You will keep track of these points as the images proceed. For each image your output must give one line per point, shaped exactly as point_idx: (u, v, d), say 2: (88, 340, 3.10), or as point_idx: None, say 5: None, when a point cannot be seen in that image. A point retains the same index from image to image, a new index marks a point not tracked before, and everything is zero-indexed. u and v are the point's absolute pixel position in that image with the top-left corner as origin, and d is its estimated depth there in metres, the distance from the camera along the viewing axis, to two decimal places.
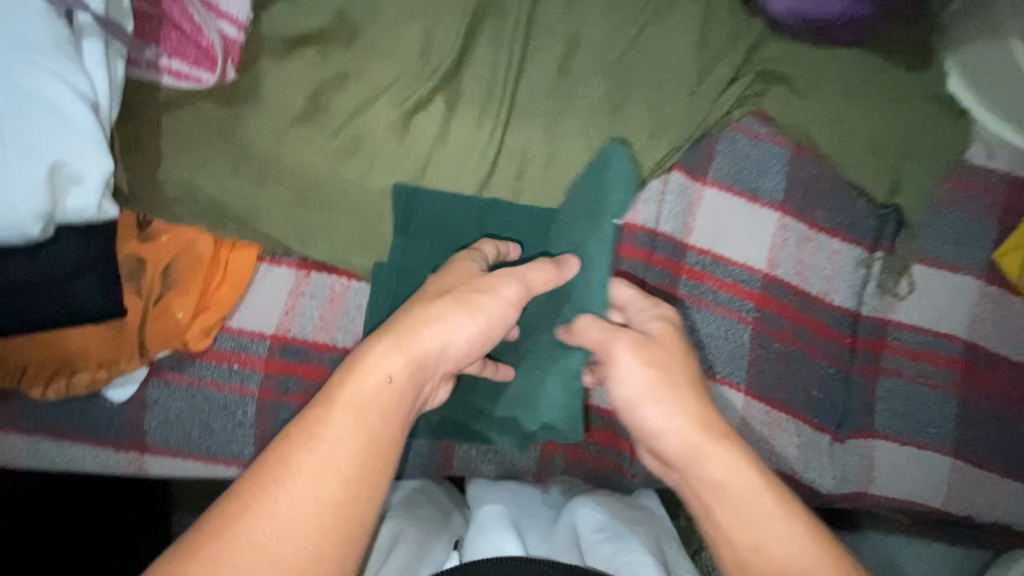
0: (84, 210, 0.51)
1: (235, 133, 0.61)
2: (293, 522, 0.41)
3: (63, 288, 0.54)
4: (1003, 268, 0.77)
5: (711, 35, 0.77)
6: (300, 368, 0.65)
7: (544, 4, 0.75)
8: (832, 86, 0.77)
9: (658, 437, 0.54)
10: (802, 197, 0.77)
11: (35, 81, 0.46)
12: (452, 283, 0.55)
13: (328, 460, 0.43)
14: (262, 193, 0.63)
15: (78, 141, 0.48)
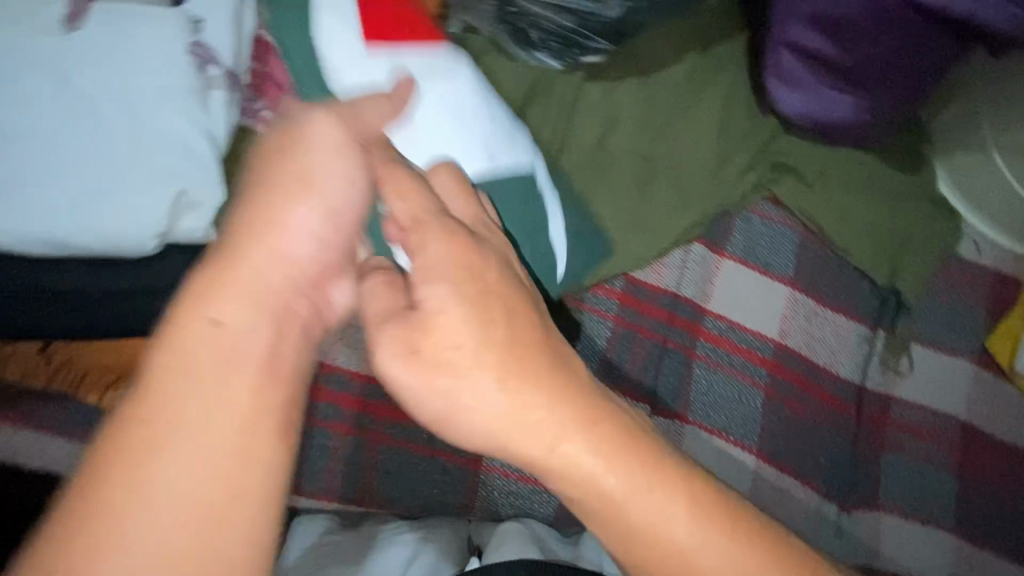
0: (192, 232, 0.57)
1: None
2: (152, 519, 0.32)
3: (157, 299, 0.60)
4: (994, 355, 0.83)
5: (730, 128, 0.88)
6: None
7: (586, 90, 0.87)
8: (837, 180, 0.87)
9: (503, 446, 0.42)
10: (811, 275, 0.84)
11: (177, 122, 0.55)
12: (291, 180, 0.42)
13: (184, 438, 0.34)
14: None
15: (198, 173, 0.56)
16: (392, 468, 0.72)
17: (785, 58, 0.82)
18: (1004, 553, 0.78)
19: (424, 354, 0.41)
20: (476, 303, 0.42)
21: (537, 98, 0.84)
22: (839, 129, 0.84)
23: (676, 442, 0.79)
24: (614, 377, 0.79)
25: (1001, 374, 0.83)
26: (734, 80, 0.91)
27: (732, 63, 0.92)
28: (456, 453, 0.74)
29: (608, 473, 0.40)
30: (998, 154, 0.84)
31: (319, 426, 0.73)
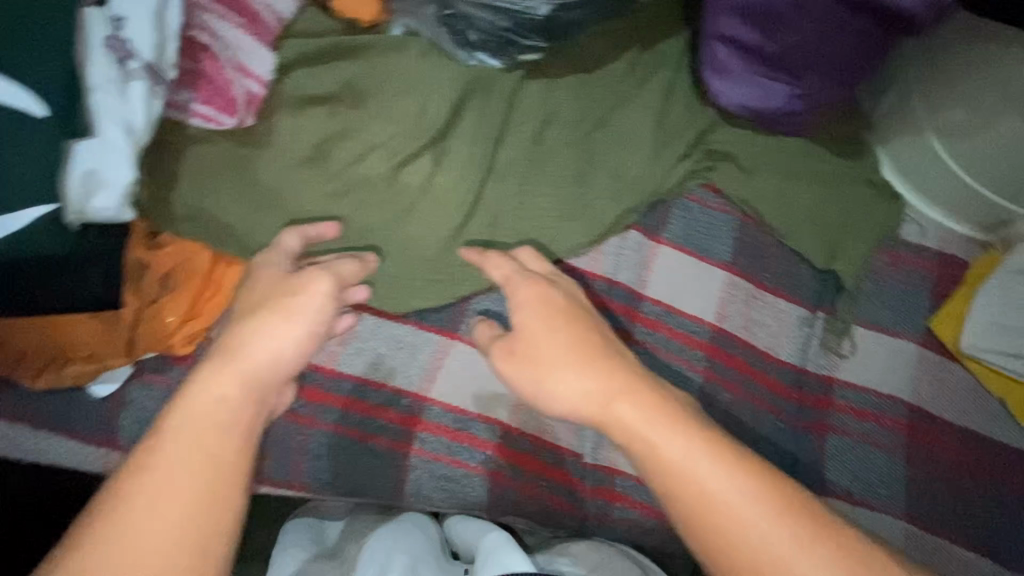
0: (106, 212, 0.59)
1: (245, 169, 0.71)
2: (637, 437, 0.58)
3: (72, 274, 0.62)
4: (939, 335, 0.82)
5: (668, 120, 0.90)
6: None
7: (526, 88, 0.89)
8: (774, 167, 0.88)
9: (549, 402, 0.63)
10: (748, 260, 0.85)
11: (98, 107, 0.57)
12: (266, 287, 0.64)
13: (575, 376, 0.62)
14: (259, 220, 0.72)
15: (114, 158, 0.58)
16: (320, 449, 0.74)
17: (717, 50, 0.85)
18: (958, 539, 0.77)
19: (517, 355, 0.66)
20: (563, 314, 0.67)
21: (474, 93, 0.87)
22: (774, 117, 0.87)
23: None
24: None
25: (947, 355, 0.82)
26: (673, 74, 0.93)
27: (671, 59, 0.94)
28: (383, 438, 0.74)
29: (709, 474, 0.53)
30: (932, 135, 0.84)
31: (152, 387, 0.70)
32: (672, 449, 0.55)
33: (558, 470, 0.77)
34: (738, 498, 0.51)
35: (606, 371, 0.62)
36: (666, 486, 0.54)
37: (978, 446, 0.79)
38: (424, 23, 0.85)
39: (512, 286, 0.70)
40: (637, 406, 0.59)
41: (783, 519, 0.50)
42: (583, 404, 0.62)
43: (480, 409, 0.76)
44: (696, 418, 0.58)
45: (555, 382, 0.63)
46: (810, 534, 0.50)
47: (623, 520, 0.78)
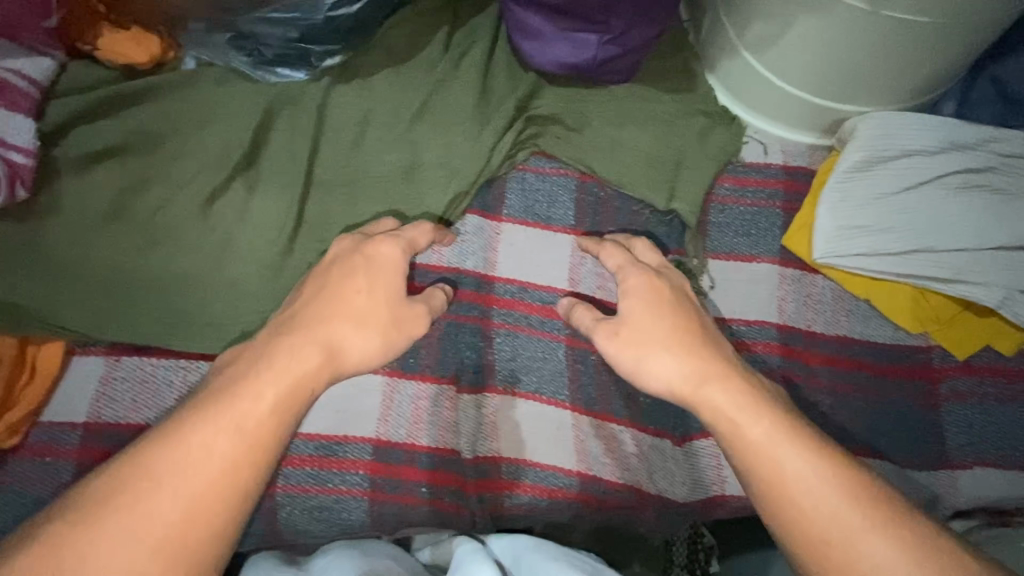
0: None
1: (34, 244, 0.69)
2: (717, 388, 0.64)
3: None
4: (793, 251, 0.81)
5: (490, 95, 0.88)
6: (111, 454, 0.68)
7: (337, 93, 0.86)
8: (602, 117, 0.86)
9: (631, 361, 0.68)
10: (592, 217, 0.83)
11: None
12: (384, 305, 0.66)
13: (658, 324, 0.68)
14: (59, 294, 0.69)
15: None
16: None
17: (520, 15, 0.83)
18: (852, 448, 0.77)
19: (666, 315, 0.69)
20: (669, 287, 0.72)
21: (282, 111, 0.84)
22: (596, 70, 0.85)
23: (488, 416, 0.77)
24: (409, 366, 0.77)
25: (806, 268, 0.81)
26: (488, 46, 0.91)
27: (484, 33, 0.92)
28: None
29: (772, 431, 0.61)
30: (746, 53, 0.82)
31: None
32: (757, 433, 0.61)
33: (439, 473, 0.75)
34: (812, 485, 0.58)
35: (706, 348, 0.67)
36: (745, 457, 0.61)
37: (852, 350, 0.79)
38: (214, 51, 0.83)
39: (624, 274, 0.72)
40: (717, 377, 0.65)
41: (856, 502, 0.56)
42: (674, 381, 0.66)
43: (342, 429, 0.74)
44: (779, 404, 0.63)
45: (644, 334, 0.68)
46: (877, 522, 0.55)
47: (518, 505, 0.76)
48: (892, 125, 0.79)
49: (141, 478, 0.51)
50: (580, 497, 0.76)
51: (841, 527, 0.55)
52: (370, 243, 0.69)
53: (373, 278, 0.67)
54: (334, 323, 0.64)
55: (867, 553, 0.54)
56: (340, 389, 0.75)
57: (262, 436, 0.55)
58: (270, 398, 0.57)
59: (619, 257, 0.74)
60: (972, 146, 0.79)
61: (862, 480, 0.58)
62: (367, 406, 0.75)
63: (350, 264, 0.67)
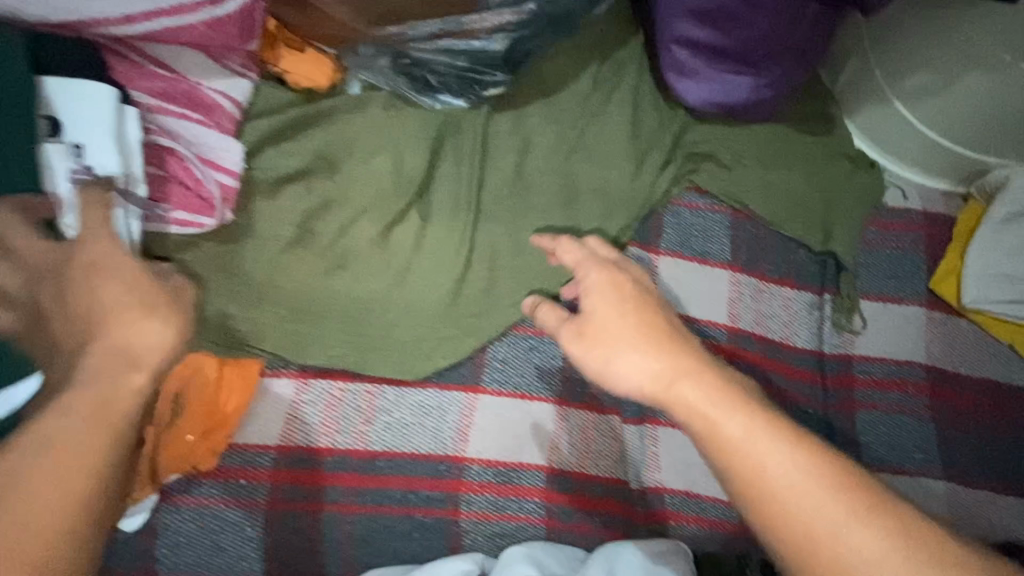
0: None
1: (234, 266, 0.70)
2: (695, 395, 0.52)
3: None
4: (940, 294, 0.85)
5: (642, 131, 0.90)
6: (310, 474, 0.70)
7: (496, 123, 0.88)
8: (753, 156, 0.89)
9: (609, 370, 0.57)
10: (747, 254, 0.86)
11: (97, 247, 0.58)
12: (123, 289, 0.51)
13: (615, 318, 0.58)
14: (260, 316, 0.70)
15: None
16: (364, 534, 0.71)
17: (676, 54, 0.85)
18: (996, 486, 0.80)
19: (617, 310, 0.59)
20: (613, 279, 0.62)
21: (448, 140, 0.85)
22: (744, 109, 0.87)
23: (652, 447, 0.79)
24: (577, 396, 0.78)
25: (951, 311, 0.85)
26: (636, 82, 0.93)
27: (632, 67, 0.93)
28: (431, 507, 0.72)
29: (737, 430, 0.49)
30: (899, 103, 0.86)
31: (182, 505, 0.68)
32: (732, 427, 0.49)
33: (608, 502, 0.76)
34: (792, 479, 0.46)
35: (660, 342, 0.56)
36: (725, 459, 0.49)
37: (997, 392, 0.82)
38: (381, 75, 0.84)
39: (583, 270, 0.63)
40: (671, 371, 0.53)
41: (843, 494, 0.46)
42: (643, 383, 0.55)
43: (517, 457, 0.75)
44: (752, 396, 0.52)
45: (602, 335, 0.58)
46: (863, 517, 0.45)
47: (680, 535, 0.77)
48: None
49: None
50: (739, 528, 0.78)
51: (830, 522, 0.45)
52: (86, 245, 0.53)
53: (129, 277, 0.53)
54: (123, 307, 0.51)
55: (852, 549, 0.44)
56: (515, 416, 0.76)
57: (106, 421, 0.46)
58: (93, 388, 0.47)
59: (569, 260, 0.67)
60: None
61: (839, 474, 0.47)
62: (538, 434, 0.76)
63: (96, 270, 0.52)
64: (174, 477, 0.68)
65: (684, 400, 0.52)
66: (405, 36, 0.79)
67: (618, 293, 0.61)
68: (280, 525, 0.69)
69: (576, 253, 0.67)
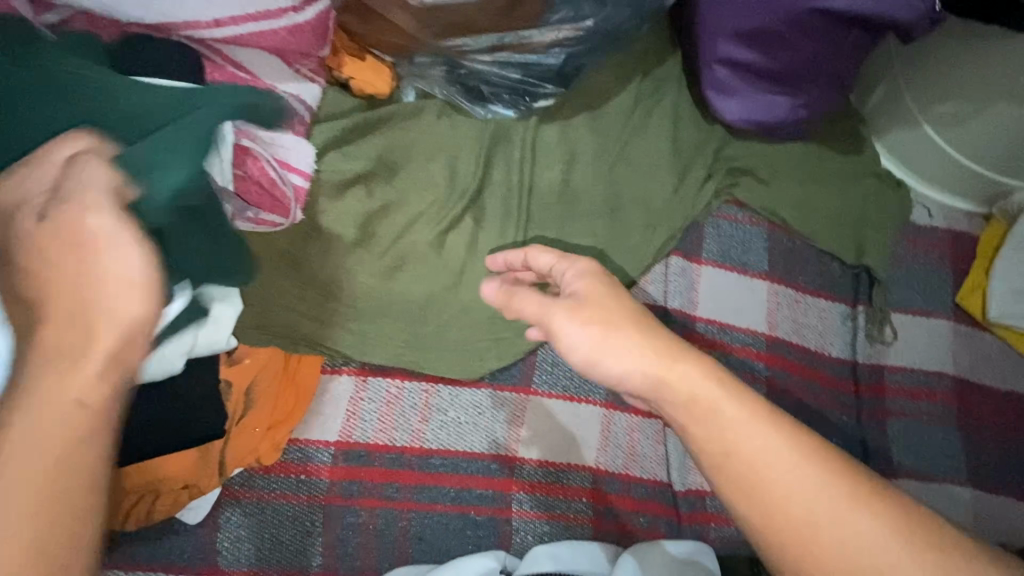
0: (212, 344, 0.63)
1: (302, 266, 0.72)
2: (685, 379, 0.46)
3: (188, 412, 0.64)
4: (966, 308, 0.89)
5: (682, 145, 0.94)
6: (367, 471, 0.72)
7: (543, 133, 0.91)
8: (788, 172, 0.93)
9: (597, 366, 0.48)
10: (784, 266, 0.89)
11: None
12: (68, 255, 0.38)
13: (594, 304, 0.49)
14: (323, 314, 0.73)
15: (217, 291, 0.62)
16: (420, 531, 0.71)
17: (719, 74, 0.90)
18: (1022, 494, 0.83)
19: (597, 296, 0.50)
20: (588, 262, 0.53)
21: (499, 148, 0.88)
22: (781, 128, 0.92)
23: None
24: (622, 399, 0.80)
25: (976, 325, 0.89)
26: (675, 99, 0.97)
27: (671, 84, 0.98)
28: (484, 506, 0.73)
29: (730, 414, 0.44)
30: (928, 125, 0.90)
31: (242, 498, 0.69)
32: (727, 410, 0.45)
33: (652, 503, 0.78)
34: (785, 464, 0.43)
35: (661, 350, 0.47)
36: (713, 450, 0.45)
37: (1019, 402, 0.86)
38: (437, 84, 0.88)
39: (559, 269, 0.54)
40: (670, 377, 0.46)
41: (833, 476, 0.42)
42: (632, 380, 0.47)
43: (566, 457, 0.77)
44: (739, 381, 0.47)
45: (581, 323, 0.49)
46: (855, 498, 0.42)
47: (721, 538, 0.79)
48: None
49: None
50: None
51: (816, 508, 0.42)
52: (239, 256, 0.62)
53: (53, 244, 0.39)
54: (80, 263, 0.39)
55: (850, 535, 0.41)
56: (565, 417, 0.79)
57: (67, 402, 0.37)
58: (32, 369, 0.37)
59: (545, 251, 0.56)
60: None
61: (826, 451, 0.44)
62: (586, 435, 0.79)
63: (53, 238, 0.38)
64: (237, 470, 0.69)
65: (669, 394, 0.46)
66: (463, 48, 0.83)
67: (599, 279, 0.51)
68: (338, 521, 0.70)
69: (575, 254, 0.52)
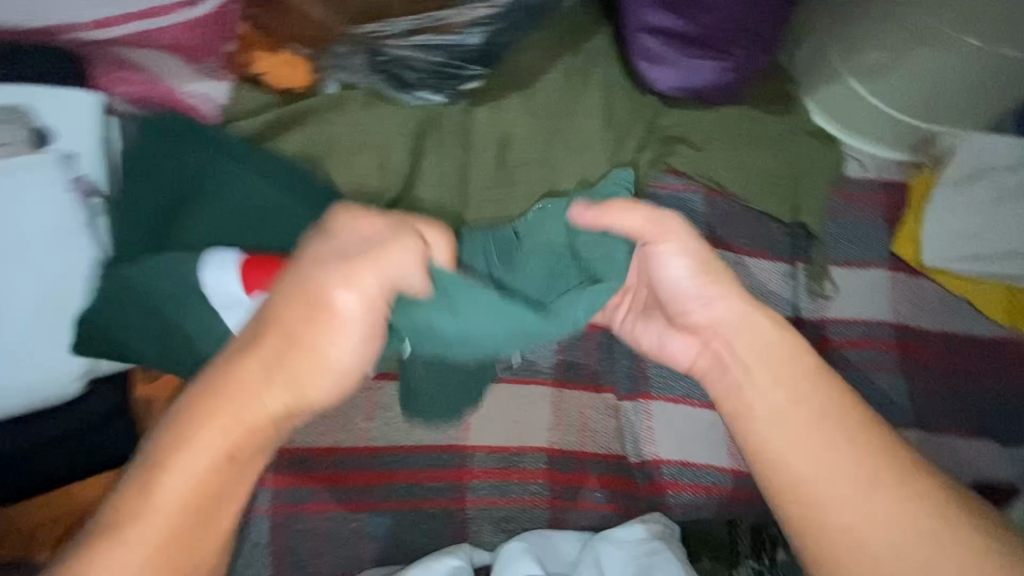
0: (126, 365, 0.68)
1: None
2: (763, 353, 0.57)
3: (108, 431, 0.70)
4: (901, 256, 0.90)
5: (615, 118, 0.93)
6: (313, 477, 0.71)
7: (475, 115, 0.88)
8: (723, 136, 0.93)
9: (686, 318, 0.60)
10: (723, 230, 0.90)
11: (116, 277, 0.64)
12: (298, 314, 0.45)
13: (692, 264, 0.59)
14: None
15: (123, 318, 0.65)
16: (373, 530, 0.71)
17: (644, 41, 0.91)
18: (958, 430, 0.87)
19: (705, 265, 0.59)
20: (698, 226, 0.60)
21: (429, 135, 0.86)
22: (712, 92, 0.93)
23: (648, 421, 0.81)
24: (572, 376, 0.81)
25: (913, 272, 0.90)
26: (608, 71, 0.95)
27: (604, 54, 0.96)
28: (439, 498, 0.73)
29: (791, 394, 0.55)
30: (852, 80, 0.91)
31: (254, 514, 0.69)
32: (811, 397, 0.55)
33: (608, 478, 0.79)
34: (837, 447, 0.54)
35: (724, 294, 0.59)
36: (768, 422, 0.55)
37: (956, 343, 0.89)
38: (358, 74, 0.85)
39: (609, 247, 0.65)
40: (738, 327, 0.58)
41: (886, 468, 0.53)
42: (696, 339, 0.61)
43: (517, 440, 0.77)
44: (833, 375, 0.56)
45: (672, 288, 0.60)
46: (895, 483, 0.53)
47: (678, 503, 0.81)
48: (987, 143, 0.89)
49: (146, 465, 0.47)
50: (733, 493, 0.82)
51: (849, 490, 0.53)
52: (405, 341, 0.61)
53: (302, 293, 0.45)
54: (296, 332, 0.46)
55: (877, 516, 0.52)
56: (514, 399, 0.78)
57: (230, 453, 0.47)
58: (215, 401, 0.46)
59: (660, 221, 0.59)
60: None
61: (884, 442, 0.54)
62: (538, 416, 0.78)
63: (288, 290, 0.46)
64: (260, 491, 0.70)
65: (729, 350, 0.58)
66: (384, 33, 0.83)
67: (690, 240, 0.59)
68: (287, 529, 0.70)
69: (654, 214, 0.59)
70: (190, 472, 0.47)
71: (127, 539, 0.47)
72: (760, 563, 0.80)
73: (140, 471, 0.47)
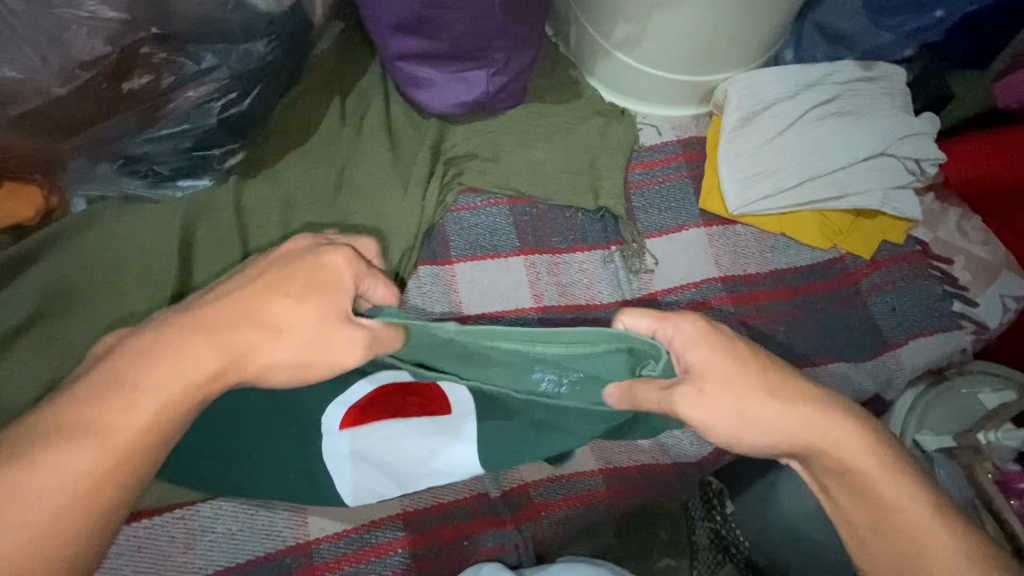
0: None
1: None
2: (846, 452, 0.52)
3: None
4: (710, 210, 0.92)
5: (402, 149, 0.90)
6: None
7: (247, 189, 0.85)
8: (512, 139, 0.92)
9: (710, 428, 0.52)
10: (534, 235, 0.90)
11: None
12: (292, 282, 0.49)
13: (738, 384, 0.51)
14: None
15: None
16: None
17: (405, 68, 0.86)
18: (813, 359, 0.88)
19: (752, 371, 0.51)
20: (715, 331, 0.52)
21: (199, 225, 0.82)
22: (491, 101, 0.89)
23: None
24: None
25: (726, 222, 0.92)
26: (384, 105, 0.92)
27: (376, 89, 0.93)
28: None
29: (856, 459, 0.52)
30: (618, 53, 0.90)
31: None
32: (875, 476, 0.52)
33: (474, 522, 0.77)
34: (902, 509, 0.52)
35: (799, 410, 0.52)
36: (852, 492, 0.53)
37: (785, 279, 0.91)
38: (103, 184, 0.79)
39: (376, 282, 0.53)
40: (810, 424, 0.52)
41: (935, 522, 0.52)
42: (767, 436, 0.52)
43: (366, 517, 0.75)
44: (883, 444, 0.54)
45: (727, 404, 0.51)
46: (946, 532, 0.52)
47: (554, 522, 0.80)
48: (755, 82, 0.92)
49: (104, 388, 0.43)
50: (609, 493, 0.82)
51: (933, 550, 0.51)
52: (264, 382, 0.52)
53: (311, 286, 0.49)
54: (303, 321, 0.49)
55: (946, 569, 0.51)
56: None
57: (183, 399, 0.45)
58: (215, 335, 0.46)
59: (702, 381, 0.51)
60: (819, 81, 0.93)
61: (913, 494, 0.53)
62: None
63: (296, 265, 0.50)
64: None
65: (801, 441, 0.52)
66: (111, 137, 0.74)
67: (714, 337, 0.52)
68: None
69: (697, 334, 0.52)
70: (159, 398, 0.44)
71: (53, 467, 0.41)
72: (714, 520, 0.79)
73: (97, 393, 0.43)
